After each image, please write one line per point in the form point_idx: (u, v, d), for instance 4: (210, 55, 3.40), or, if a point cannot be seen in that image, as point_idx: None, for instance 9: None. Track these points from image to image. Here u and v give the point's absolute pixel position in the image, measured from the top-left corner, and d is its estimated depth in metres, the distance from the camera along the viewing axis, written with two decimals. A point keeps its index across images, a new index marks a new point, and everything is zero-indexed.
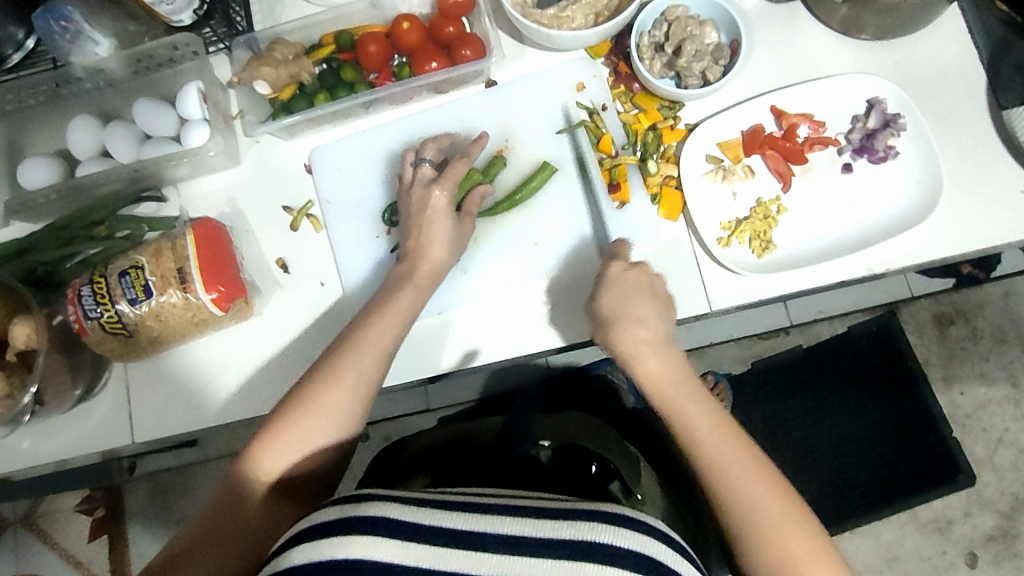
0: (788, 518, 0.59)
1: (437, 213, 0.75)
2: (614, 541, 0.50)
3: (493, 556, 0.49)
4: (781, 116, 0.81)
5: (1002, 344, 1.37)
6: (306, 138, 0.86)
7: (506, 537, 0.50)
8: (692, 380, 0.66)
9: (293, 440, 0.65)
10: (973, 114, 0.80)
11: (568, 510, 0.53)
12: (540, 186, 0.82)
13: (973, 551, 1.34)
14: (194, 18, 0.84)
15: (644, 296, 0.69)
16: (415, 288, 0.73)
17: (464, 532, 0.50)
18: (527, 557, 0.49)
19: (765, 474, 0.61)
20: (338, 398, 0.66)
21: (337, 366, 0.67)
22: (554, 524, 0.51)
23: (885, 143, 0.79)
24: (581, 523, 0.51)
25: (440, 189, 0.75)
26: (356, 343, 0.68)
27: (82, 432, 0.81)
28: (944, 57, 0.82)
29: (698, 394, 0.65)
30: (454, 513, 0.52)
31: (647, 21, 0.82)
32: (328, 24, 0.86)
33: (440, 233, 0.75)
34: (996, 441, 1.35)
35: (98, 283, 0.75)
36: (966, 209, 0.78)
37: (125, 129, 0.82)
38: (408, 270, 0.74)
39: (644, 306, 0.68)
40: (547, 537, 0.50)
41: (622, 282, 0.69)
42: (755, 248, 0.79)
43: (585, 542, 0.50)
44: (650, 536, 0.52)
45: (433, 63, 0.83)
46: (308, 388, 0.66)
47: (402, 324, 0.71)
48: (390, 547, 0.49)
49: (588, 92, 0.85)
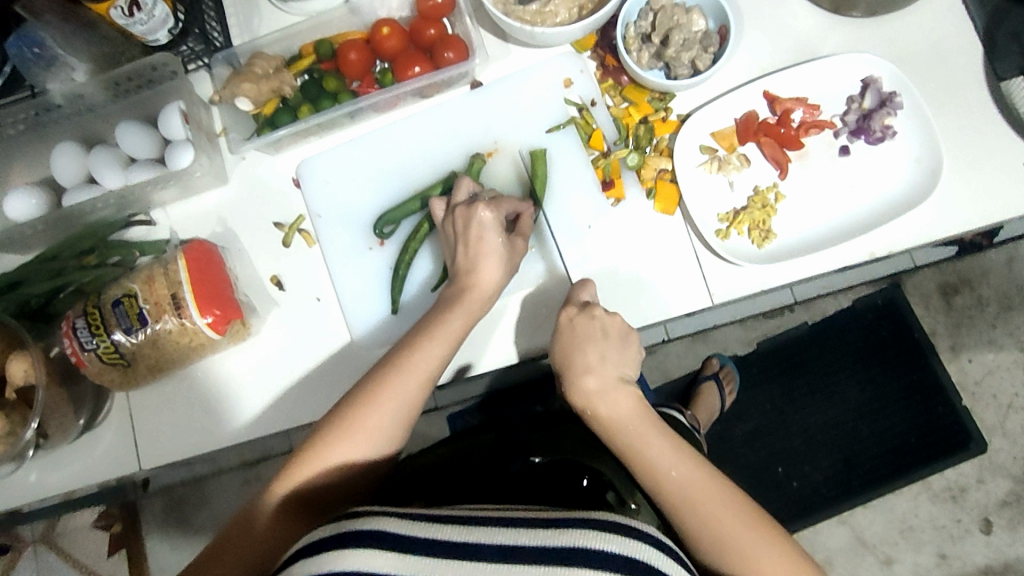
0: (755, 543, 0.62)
1: (484, 229, 0.72)
2: (606, 547, 0.50)
3: (486, 565, 0.49)
4: (774, 102, 0.79)
5: (1008, 310, 1.36)
6: (291, 152, 0.85)
7: (498, 548, 0.50)
8: (646, 419, 0.66)
9: (330, 462, 0.66)
10: (971, 87, 0.78)
11: (560, 518, 0.52)
12: (545, 172, 0.81)
13: (988, 517, 1.33)
14: (171, 36, 0.82)
15: (602, 343, 0.67)
16: (466, 312, 0.71)
17: (459, 544, 0.50)
18: (519, 564, 0.49)
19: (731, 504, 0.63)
20: (376, 422, 0.66)
21: (377, 390, 0.67)
22: (545, 532, 0.51)
23: (882, 123, 0.77)
24: (573, 530, 0.50)
25: (488, 208, 0.73)
26: (399, 367, 0.67)
27: (89, 461, 0.81)
28: (939, 30, 0.80)
29: (653, 435, 0.65)
30: (451, 525, 0.51)
31: (632, 12, 0.80)
32: (308, 33, 0.85)
33: (490, 253, 0.72)
34: (1006, 406, 1.35)
35: (92, 313, 0.74)
36: (967, 185, 0.77)
37: (109, 153, 0.80)
38: (457, 293, 0.72)
39: (591, 352, 0.67)
40: (539, 544, 0.50)
41: (580, 323, 0.68)
42: (754, 238, 0.77)
43: (578, 548, 0.50)
44: (643, 544, 0.51)
45: (416, 68, 0.81)
46: (349, 407, 0.66)
47: (450, 347, 0.69)
48: (387, 560, 0.50)
49: (577, 87, 0.83)
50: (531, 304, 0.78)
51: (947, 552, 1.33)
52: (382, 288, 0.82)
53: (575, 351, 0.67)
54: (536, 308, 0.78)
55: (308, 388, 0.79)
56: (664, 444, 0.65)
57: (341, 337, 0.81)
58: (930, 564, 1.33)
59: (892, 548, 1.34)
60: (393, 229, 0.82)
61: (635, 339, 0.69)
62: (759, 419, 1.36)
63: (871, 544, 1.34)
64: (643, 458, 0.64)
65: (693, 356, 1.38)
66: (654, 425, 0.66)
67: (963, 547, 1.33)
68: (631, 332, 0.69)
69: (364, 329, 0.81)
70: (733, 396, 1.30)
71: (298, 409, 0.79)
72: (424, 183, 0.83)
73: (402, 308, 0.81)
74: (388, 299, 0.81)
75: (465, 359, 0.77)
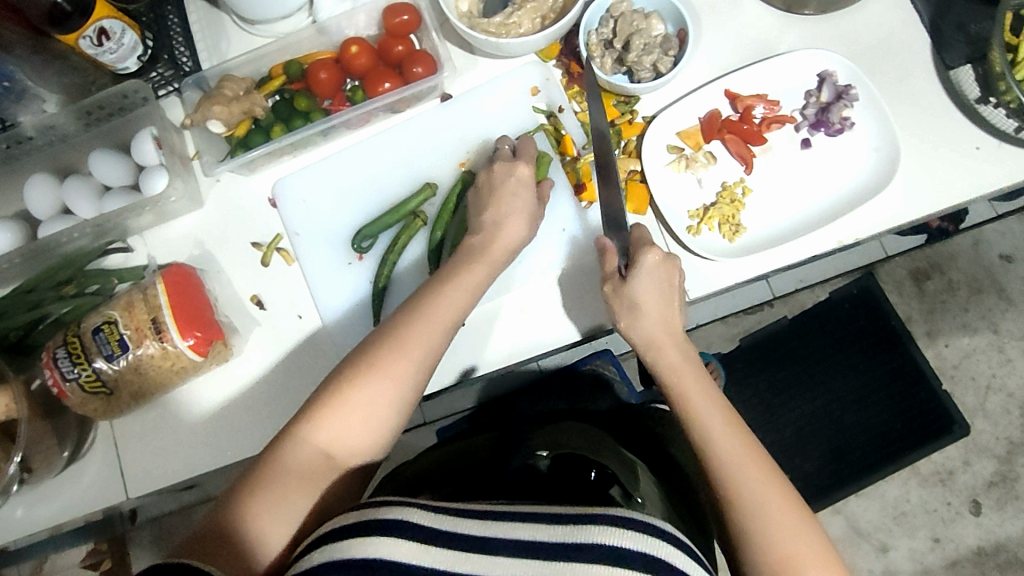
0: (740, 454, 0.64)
1: (520, 185, 0.75)
2: (630, 545, 0.50)
3: (508, 559, 0.50)
4: (736, 100, 0.82)
5: (978, 293, 1.40)
6: (266, 172, 0.86)
7: (516, 544, 0.51)
8: (752, 452, 0.64)
9: (357, 408, 0.64)
10: (922, 76, 0.81)
11: (581, 515, 0.52)
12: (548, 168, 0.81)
13: (976, 498, 1.36)
14: (140, 63, 0.83)
15: (639, 318, 0.71)
16: (487, 265, 0.72)
17: (476, 538, 0.51)
18: (539, 560, 0.50)
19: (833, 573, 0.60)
20: (404, 362, 0.66)
21: (404, 330, 0.67)
22: (567, 529, 0.51)
23: (840, 114, 0.80)
24: (594, 527, 0.51)
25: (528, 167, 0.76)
26: (425, 311, 0.68)
27: (75, 492, 0.80)
28: (888, 25, 0.83)
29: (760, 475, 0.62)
30: (470, 521, 0.52)
31: (593, 19, 0.82)
32: (275, 55, 0.86)
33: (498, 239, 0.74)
34: (985, 388, 1.38)
35: (72, 342, 0.74)
36: (926, 169, 0.79)
37: (82, 183, 0.81)
38: (483, 245, 0.73)
39: (647, 326, 0.70)
40: (559, 541, 0.50)
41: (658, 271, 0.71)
42: (725, 233, 0.79)
43: (595, 544, 0.50)
44: (665, 542, 0.51)
45: (385, 83, 0.83)
46: (375, 350, 0.66)
47: (472, 293, 0.71)
48: (409, 549, 0.50)
49: (544, 95, 0.85)
50: (511, 310, 0.79)
51: (940, 536, 1.35)
52: (361, 301, 0.82)
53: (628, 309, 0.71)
54: (518, 315, 0.79)
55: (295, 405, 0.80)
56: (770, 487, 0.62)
57: (323, 345, 0.81)
58: (924, 548, 1.35)
59: (886, 535, 1.35)
60: (372, 243, 0.83)
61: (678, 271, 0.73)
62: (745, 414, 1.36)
63: (865, 532, 1.36)
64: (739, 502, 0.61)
65: None
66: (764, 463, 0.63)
67: (954, 529, 1.35)
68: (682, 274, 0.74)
69: (345, 339, 0.81)
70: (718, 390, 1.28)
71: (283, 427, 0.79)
72: (399, 197, 0.84)
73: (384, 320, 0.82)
74: (370, 313, 0.82)
75: (452, 365, 0.78)
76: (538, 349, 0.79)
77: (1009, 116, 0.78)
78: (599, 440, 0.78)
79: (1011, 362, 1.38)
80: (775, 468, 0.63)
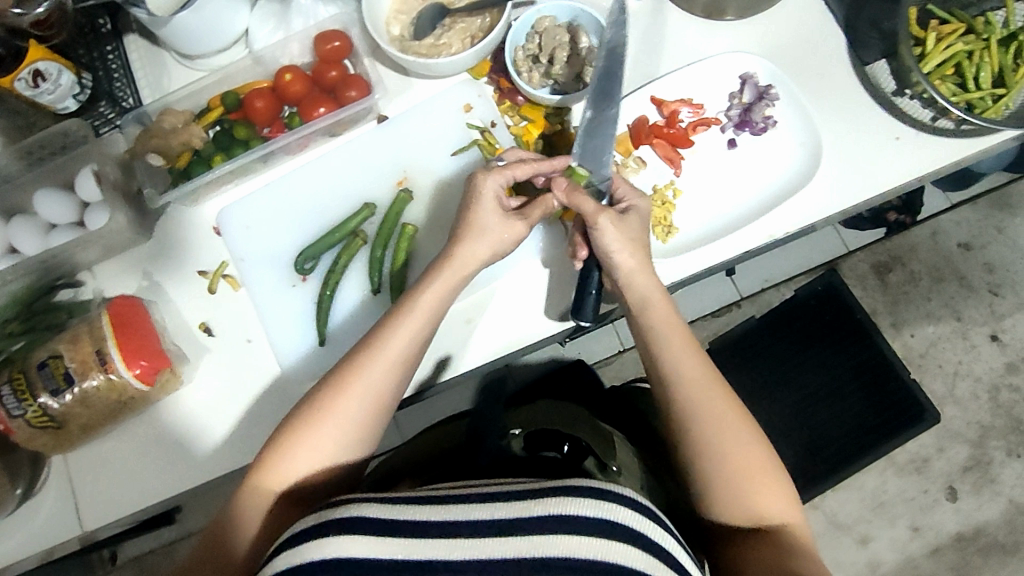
0: (702, 383, 0.68)
1: (481, 199, 0.71)
2: (583, 511, 0.51)
3: (472, 540, 0.50)
4: (661, 105, 0.84)
5: (940, 282, 1.42)
6: (210, 201, 0.87)
7: (476, 522, 0.51)
8: (713, 382, 0.69)
9: (308, 455, 0.66)
10: (840, 74, 0.84)
11: (533, 489, 0.53)
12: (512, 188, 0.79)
13: (952, 484, 1.37)
14: (80, 103, 0.85)
15: (630, 257, 0.71)
16: (447, 276, 0.71)
17: (438, 523, 0.51)
18: (506, 536, 0.50)
19: (779, 485, 0.67)
20: (350, 407, 0.66)
21: (347, 374, 0.67)
22: (522, 504, 0.52)
23: (762, 114, 0.83)
24: (548, 499, 0.51)
25: (491, 176, 0.71)
26: (370, 351, 0.68)
27: (31, 531, 0.80)
28: (803, 25, 0.86)
29: (724, 406, 0.68)
30: (428, 506, 0.52)
31: (519, 36, 0.85)
32: (213, 87, 0.88)
33: (482, 225, 0.71)
34: (953, 374, 1.40)
35: (18, 379, 0.75)
36: (851, 163, 0.82)
37: (28, 222, 0.83)
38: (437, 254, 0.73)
39: (625, 265, 0.71)
40: (515, 517, 0.51)
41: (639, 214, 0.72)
42: (658, 234, 0.81)
43: (552, 514, 0.51)
44: (621, 506, 0.52)
45: (321, 108, 0.85)
46: (323, 393, 0.67)
47: (424, 329, 0.70)
48: (366, 544, 0.50)
49: (477, 112, 0.87)
50: (454, 321, 0.81)
51: (919, 524, 1.36)
52: (307, 323, 0.83)
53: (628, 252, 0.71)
54: (458, 325, 0.81)
55: (250, 429, 0.80)
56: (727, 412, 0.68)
57: (275, 371, 0.82)
58: (904, 537, 1.36)
59: (866, 526, 1.36)
60: (314, 264, 0.85)
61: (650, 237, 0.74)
62: None
63: (845, 525, 1.36)
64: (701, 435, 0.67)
65: None
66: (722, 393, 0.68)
67: (934, 516, 1.36)
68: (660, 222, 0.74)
69: (295, 361, 0.82)
70: None
71: (238, 452, 0.80)
72: (340, 218, 0.86)
73: (329, 340, 0.83)
74: (315, 333, 0.83)
75: None
76: (481, 359, 0.81)
77: (926, 107, 0.80)
78: (575, 417, 0.80)
79: (976, 348, 1.40)
80: (731, 403, 0.68)
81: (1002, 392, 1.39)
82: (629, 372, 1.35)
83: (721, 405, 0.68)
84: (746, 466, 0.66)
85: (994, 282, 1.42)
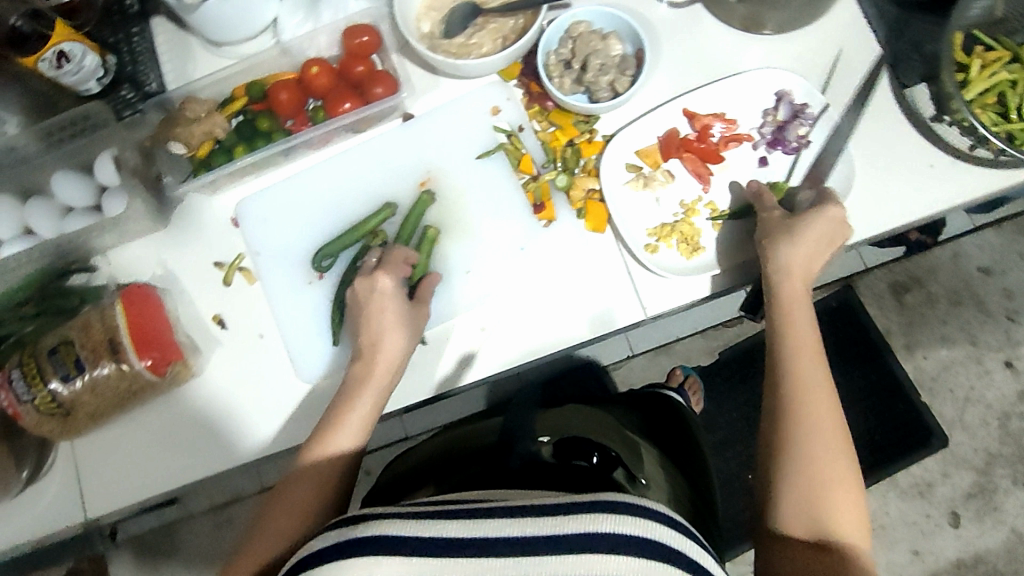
0: (816, 378, 0.67)
1: (384, 297, 0.73)
2: (620, 529, 0.46)
3: (504, 562, 0.46)
4: (693, 118, 0.82)
5: (957, 306, 1.40)
6: (230, 191, 0.86)
7: (510, 541, 0.46)
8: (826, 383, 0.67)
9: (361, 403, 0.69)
10: (878, 93, 0.82)
11: (568, 504, 0.48)
12: (431, 255, 0.81)
13: (955, 510, 1.35)
14: (102, 87, 0.84)
15: (791, 245, 0.72)
16: (374, 387, 0.70)
17: (465, 541, 0.46)
18: (540, 559, 0.45)
19: (856, 505, 0.63)
20: (394, 346, 0.71)
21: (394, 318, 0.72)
22: (556, 520, 0.47)
23: (796, 133, 0.81)
24: (583, 516, 0.46)
25: (386, 275, 0.74)
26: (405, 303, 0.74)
27: (33, 514, 0.79)
28: (843, 43, 0.84)
29: (824, 406, 0.66)
30: (456, 521, 0.48)
31: (553, 39, 0.83)
32: (238, 76, 0.86)
33: (391, 322, 0.72)
34: (964, 400, 1.38)
35: (27, 364, 0.74)
36: (885, 186, 0.80)
37: (45, 204, 0.82)
38: (364, 369, 0.71)
39: (784, 247, 0.72)
40: (548, 536, 0.46)
41: (816, 221, 0.72)
42: (682, 251, 0.80)
43: (589, 534, 0.46)
44: (659, 523, 0.47)
45: (346, 104, 0.83)
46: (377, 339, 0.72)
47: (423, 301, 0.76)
48: (393, 564, 0.46)
49: (504, 115, 0.85)
50: (469, 329, 0.79)
51: (919, 548, 1.35)
52: (322, 321, 0.82)
53: (777, 241, 0.73)
54: (473, 334, 0.79)
55: (259, 423, 0.80)
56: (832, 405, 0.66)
57: (288, 371, 0.81)
58: (904, 561, 1.35)
59: None
60: (332, 262, 0.83)
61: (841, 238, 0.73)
62: (725, 429, 1.30)
63: None
64: (798, 409, 0.65)
65: (657, 369, 1.35)
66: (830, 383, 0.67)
67: (935, 542, 1.35)
68: (841, 230, 0.72)
69: (309, 359, 0.81)
70: (700, 404, 1.23)
71: (246, 448, 0.79)
72: (360, 215, 0.84)
73: (343, 339, 0.82)
74: (329, 332, 0.82)
75: (414, 382, 0.78)
76: (496, 368, 0.79)
77: (965, 135, 0.78)
78: (598, 428, 0.81)
79: (989, 374, 1.38)
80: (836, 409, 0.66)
81: (1012, 421, 1.37)
82: (639, 380, 1.34)
83: (825, 391, 0.66)
84: (829, 460, 0.63)
85: (1012, 309, 1.40)
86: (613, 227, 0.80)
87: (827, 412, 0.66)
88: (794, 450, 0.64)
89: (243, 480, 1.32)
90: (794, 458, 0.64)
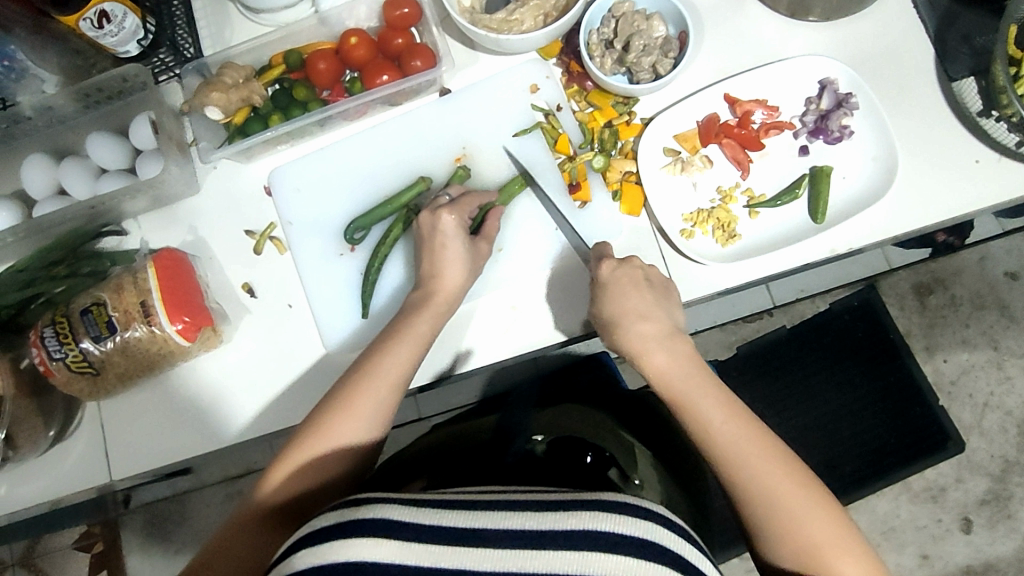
0: (745, 445, 0.65)
1: (446, 236, 0.75)
2: (623, 529, 0.47)
3: (497, 553, 0.46)
4: (735, 104, 0.81)
5: (981, 309, 1.38)
6: (264, 160, 0.86)
7: (505, 533, 0.47)
8: (763, 441, 0.65)
9: (362, 411, 0.67)
10: (921, 85, 0.80)
11: (569, 500, 0.48)
12: (516, 194, 0.81)
13: (967, 516, 1.34)
14: (142, 49, 0.83)
15: (635, 322, 0.71)
16: (435, 311, 0.73)
17: (462, 531, 0.47)
18: (537, 550, 0.46)
19: (851, 555, 0.61)
20: (401, 355, 0.70)
21: (399, 329, 0.71)
22: (555, 514, 0.47)
23: (839, 123, 0.79)
24: (583, 513, 0.47)
25: (449, 213, 0.75)
26: (410, 318, 0.72)
27: (58, 473, 0.80)
28: (890, 33, 0.82)
29: (776, 468, 0.63)
30: (453, 512, 0.48)
31: (595, 18, 0.82)
32: (276, 44, 0.86)
33: (452, 256, 0.74)
34: (982, 405, 1.36)
35: (60, 323, 0.75)
36: (926, 181, 0.78)
37: (78, 164, 0.82)
38: (424, 296, 0.74)
39: (628, 336, 0.71)
40: (548, 529, 0.47)
41: (615, 281, 0.72)
42: (718, 238, 0.79)
43: (587, 531, 0.46)
44: (663, 528, 0.48)
45: (384, 76, 0.83)
46: (378, 351, 0.70)
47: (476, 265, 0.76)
48: (389, 549, 0.47)
49: (543, 93, 0.84)
50: (498, 308, 0.79)
51: (929, 553, 1.34)
52: (351, 294, 0.82)
53: (627, 319, 0.71)
54: (501, 314, 0.79)
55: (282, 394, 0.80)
56: (778, 460, 0.64)
57: (315, 343, 0.81)
58: (912, 564, 1.34)
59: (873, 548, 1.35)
60: (364, 235, 0.83)
61: (673, 289, 0.74)
62: None
63: None
64: (748, 487, 0.63)
65: None
66: (769, 446, 0.65)
67: (944, 546, 1.34)
68: (668, 284, 0.74)
69: (337, 331, 0.81)
70: None
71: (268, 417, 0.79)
72: (392, 189, 0.84)
73: (372, 313, 0.82)
74: (359, 305, 0.82)
75: (441, 358, 0.78)
76: (524, 346, 0.78)
77: (1012, 131, 0.77)
78: (601, 423, 0.80)
79: (1010, 380, 1.37)
80: (791, 463, 0.64)
81: None
82: None
83: (763, 456, 0.64)
84: (806, 532, 0.61)
85: None
86: (649, 210, 0.80)
87: (777, 476, 0.63)
88: (773, 536, 0.62)
89: (255, 454, 1.32)
90: (770, 531, 0.62)
